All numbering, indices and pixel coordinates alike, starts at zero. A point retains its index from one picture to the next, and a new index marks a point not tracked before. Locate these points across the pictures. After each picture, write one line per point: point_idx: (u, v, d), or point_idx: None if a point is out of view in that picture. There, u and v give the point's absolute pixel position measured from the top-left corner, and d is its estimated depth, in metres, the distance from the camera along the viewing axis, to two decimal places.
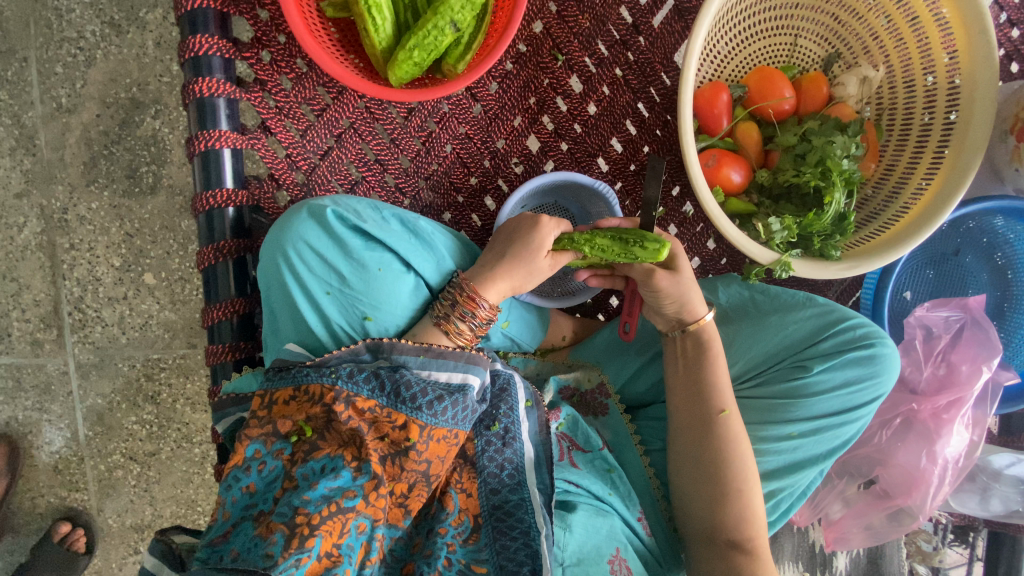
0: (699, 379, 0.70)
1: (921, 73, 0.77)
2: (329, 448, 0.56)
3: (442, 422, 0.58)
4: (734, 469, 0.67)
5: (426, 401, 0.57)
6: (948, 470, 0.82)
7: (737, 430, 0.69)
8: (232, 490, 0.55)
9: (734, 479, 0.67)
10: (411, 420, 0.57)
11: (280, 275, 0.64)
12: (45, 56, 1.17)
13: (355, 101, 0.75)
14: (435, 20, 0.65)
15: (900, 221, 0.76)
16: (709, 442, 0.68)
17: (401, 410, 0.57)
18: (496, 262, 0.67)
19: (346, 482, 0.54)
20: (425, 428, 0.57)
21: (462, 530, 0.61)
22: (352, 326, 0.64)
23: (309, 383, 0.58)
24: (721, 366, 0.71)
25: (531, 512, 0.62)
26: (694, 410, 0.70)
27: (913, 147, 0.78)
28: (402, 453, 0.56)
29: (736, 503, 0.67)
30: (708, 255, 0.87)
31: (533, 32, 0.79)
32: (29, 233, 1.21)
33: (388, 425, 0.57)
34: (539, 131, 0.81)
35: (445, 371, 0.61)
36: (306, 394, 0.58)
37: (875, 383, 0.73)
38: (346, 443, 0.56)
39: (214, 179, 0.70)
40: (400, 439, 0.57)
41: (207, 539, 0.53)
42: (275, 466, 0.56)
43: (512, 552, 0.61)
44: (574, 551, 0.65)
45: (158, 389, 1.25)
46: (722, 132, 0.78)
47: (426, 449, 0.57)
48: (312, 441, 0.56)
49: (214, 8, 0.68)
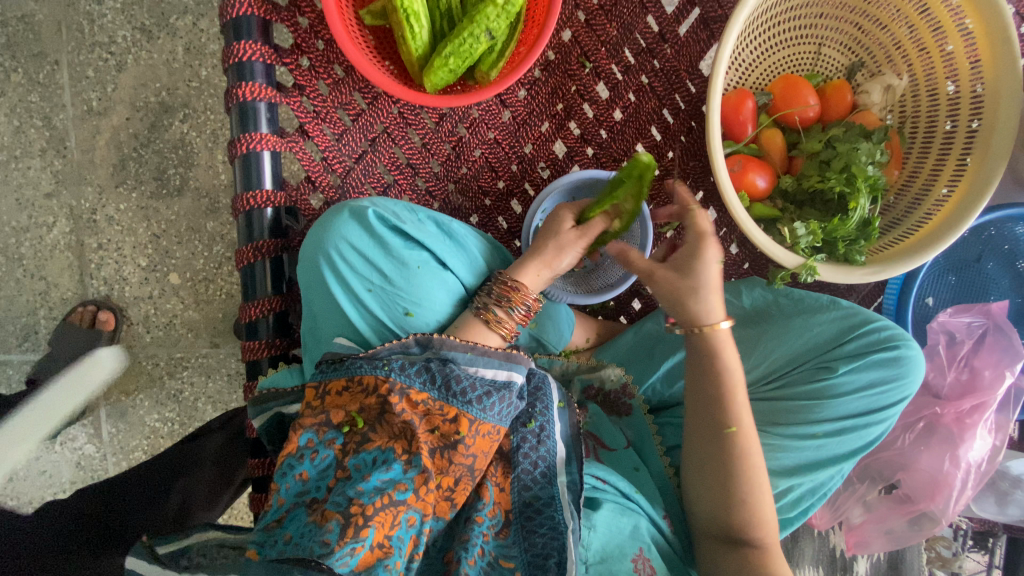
0: (708, 388, 0.66)
1: (944, 81, 0.79)
2: (380, 440, 0.60)
3: (489, 418, 0.62)
4: (744, 473, 0.64)
5: (476, 396, 0.62)
6: (971, 475, 0.82)
7: (749, 434, 0.65)
8: (287, 477, 0.58)
9: (740, 487, 0.64)
10: (462, 414, 0.61)
11: (322, 275, 0.68)
12: (77, 60, 1.20)
13: (389, 106, 0.77)
14: (471, 28, 0.66)
15: (924, 227, 0.76)
16: (716, 448, 0.65)
17: (453, 404, 0.61)
18: (528, 252, 0.73)
19: (397, 474, 0.58)
20: (474, 422, 0.61)
21: (496, 523, 0.63)
22: (394, 321, 0.68)
23: (361, 374, 0.62)
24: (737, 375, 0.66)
25: (560, 508, 0.63)
26: (706, 415, 0.66)
27: (937, 155, 0.80)
28: (451, 447, 0.60)
29: (744, 507, 0.64)
30: (731, 259, 0.89)
31: (561, 40, 0.81)
32: (58, 233, 1.23)
33: (439, 419, 0.61)
34: (565, 137, 0.83)
35: (491, 368, 0.64)
36: (359, 385, 0.62)
37: (900, 385, 0.73)
38: (397, 436, 0.60)
39: (254, 180, 0.72)
40: (450, 433, 0.61)
41: (263, 524, 0.57)
42: (328, 455, 0.60)
43: (541, 548, 0.62)
44: (599, 548, 0.66)
45: (181, 387, 1.27)
46: (747, 138, 0.80)
47: (473, 443, 0.61)
48: (364, 433, 0.60)
49: (257, 16, 0.70)
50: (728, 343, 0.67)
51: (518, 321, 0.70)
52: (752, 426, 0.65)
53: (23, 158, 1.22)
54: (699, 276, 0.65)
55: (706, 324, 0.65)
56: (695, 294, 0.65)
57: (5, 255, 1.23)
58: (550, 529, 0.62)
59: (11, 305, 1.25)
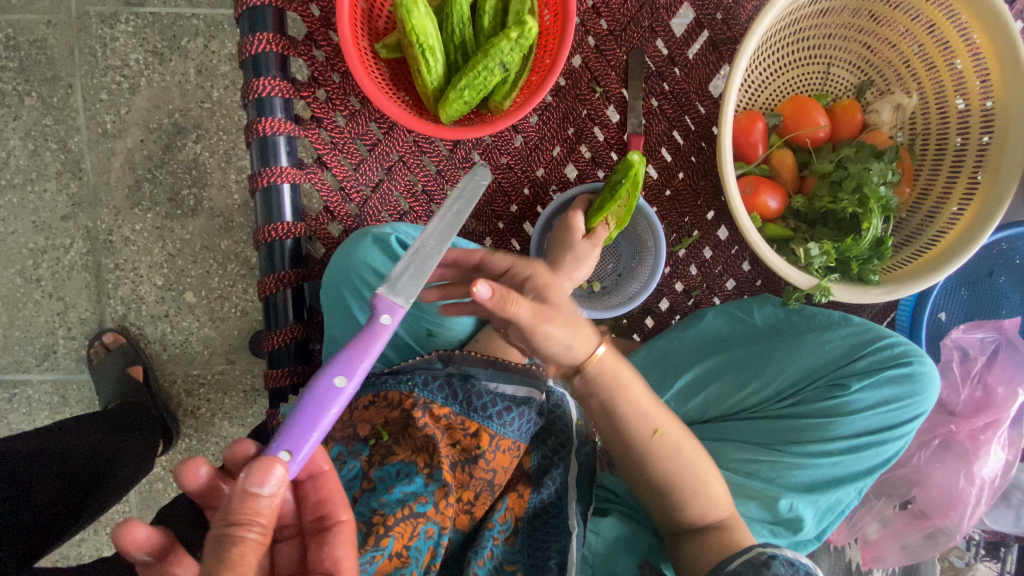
0: (620, 409, 0.57)
1: (954, 98, 0.79)
2: (404, 453, 0.62)
3: (509, 433, 0.63)
4: (679, 470, 0.59)
5: (497, 410, 0.63)
6: (985, 490, 0.83)
7: (675, 436, 0.59)
8: None
9: (671, 492, 0.60)
10: (482, 428, 0.62)
11: (346, 302, 0.69)
12: (90, 84, 1.22)
13: (404, 136, 0.78)
14: (485, 62, 0.68)
15: (938, 245, 0.77)
16: (649, 458, 0.59)
17: (473, 418, 0.63)
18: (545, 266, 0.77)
19: (419, 487, 0.60)
20: (494, 437, 0.63)
21: (506, 529, 0.64)
22: (420, 341, 0.72)
23: (387, 390, 0.64)
24: (626, 401, 0.57)
25: (567, 516, 0.64)
26: (626, 436, 0.59)
27: (948, 171, 0.80)
28: (472, 460, 0.62)
29: (683, 508, 0.60)
30: (743, 277, 0.89)
31: (572, 66, 0.82)
32: (74, 254, 1.25)
33: (460, 433, 0.63)
34: (577, 160, 0.84)
35: (511, 384, 0.65)
36: (385, 400, 0.64)
37: (915, 402, 0.73)
38: (419, 450, 0.62)
39: (275, 213, 0.73)
40: (470, 447, 0.62)
41: None
42: (355, 466, 0.62)
43: (542, 547, 0.63)
44: (604, 551, 0.70)
45: (198, 404, 1.30)
46: (758, 159, 0.80)
47: (493, 458, 0.62)
48: (388, 446, 0.63)
49: (276, 52, 0.72)
50: (614, 372, 0.56)
51: None
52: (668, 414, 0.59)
53: (39, 181, 1.24)
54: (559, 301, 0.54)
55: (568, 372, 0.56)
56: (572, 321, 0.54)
57: (22, 276, 1.25)
58: (555, 531, 0.64)
59: (29, 326, 1.27)
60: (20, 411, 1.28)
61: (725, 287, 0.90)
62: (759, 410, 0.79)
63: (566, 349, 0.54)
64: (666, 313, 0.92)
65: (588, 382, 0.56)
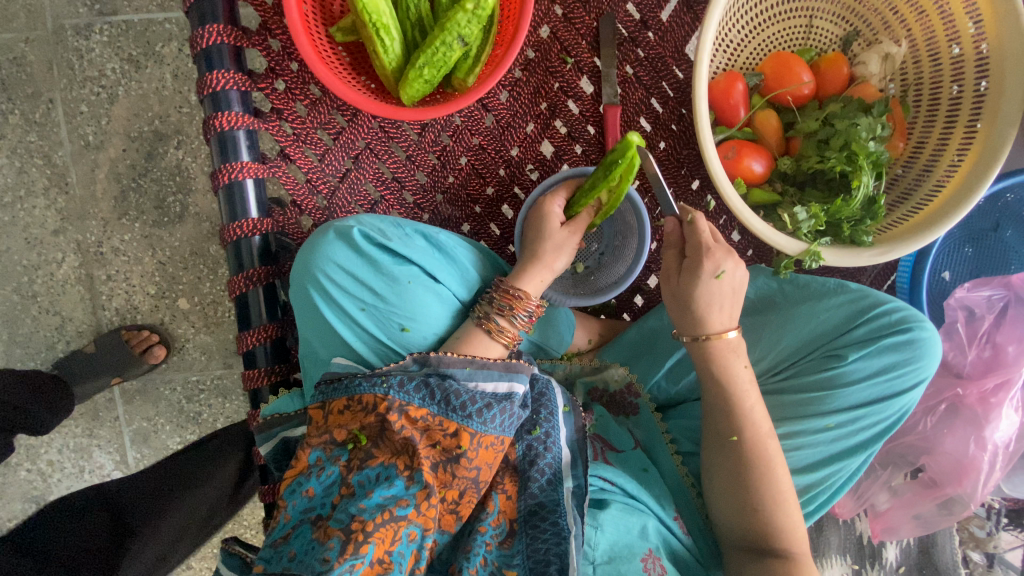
0: (711, 396, 0.67)
1: (946, 43, 0.74)
2: (383, 456, 0.58)
3: (492, 430, 0.59)
4: (754, 483, 0.63)
5: (476, 409, 0.59)
6: (999, 456, 0.79)
7: (756, 450, 0.63)
8: (294, 493, 0.58)
9: (758, 497, 0.62)
10: (462, 428, 0.58)
11: (311, 299, 0.66)
12: (70, 97, 1.20)
13: (369, 122, 0.76)
14: (442, 36, 0.65)
15: (933, 202, 0.72)
16: (727, 459, 0.65)
17: (452, 419, 0.58)
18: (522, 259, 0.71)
19: (400, 491, 0.56)
20: (475, 436, 0.58)
21: (499, 532, 0.61)
22: (393, 341, 0.66)
23: (360, 393, 0.60)
24: (746, 387, 0.66)
25: (563, 514, 0.61)
26: (712, 428, 0.67)
27: (944, 120, 0.75)
28: (454, 461, 0.58)
29: (759, 515, 0.62)
30: (733, 247, 0.85)
31: (540, 37, 0.79)
32: (68, 268, 1.25)
33: (440, 434, 0.58)
34: (552, 136, 0.81)
35: (492, 381, 0.62)
36: (359, 403, 0.59)
37: (915, 367, 0.69)
38: (399, 452, 0.58)
39: (240, 209, 0.72)
40: (451, 447, 0.58)
41: (270, 540, 0.56)
42: (333, 472, 0.59)
43: (543, 554, 0.59)
44: (608, 548, 0.63)
45: (200, 410, 1.29)
46: (740, 122, 0.76)
47: (476, 456, 0.59)
48: (367, 449, 0.59)
49: (228, 44, 0.69)
50: (733, 354, 0.66)
51: (521, 328, 0.68)
52: (758, 430, 0.64)
53: (28, 198, 1.23)
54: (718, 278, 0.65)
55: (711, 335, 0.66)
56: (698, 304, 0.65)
57: (18, 293, 1.25)
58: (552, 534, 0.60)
59: (29, 342, 1.26)
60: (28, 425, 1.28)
61: None
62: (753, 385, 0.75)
63: (722, 310, 0.66)
64: (656, 290, 0.89)
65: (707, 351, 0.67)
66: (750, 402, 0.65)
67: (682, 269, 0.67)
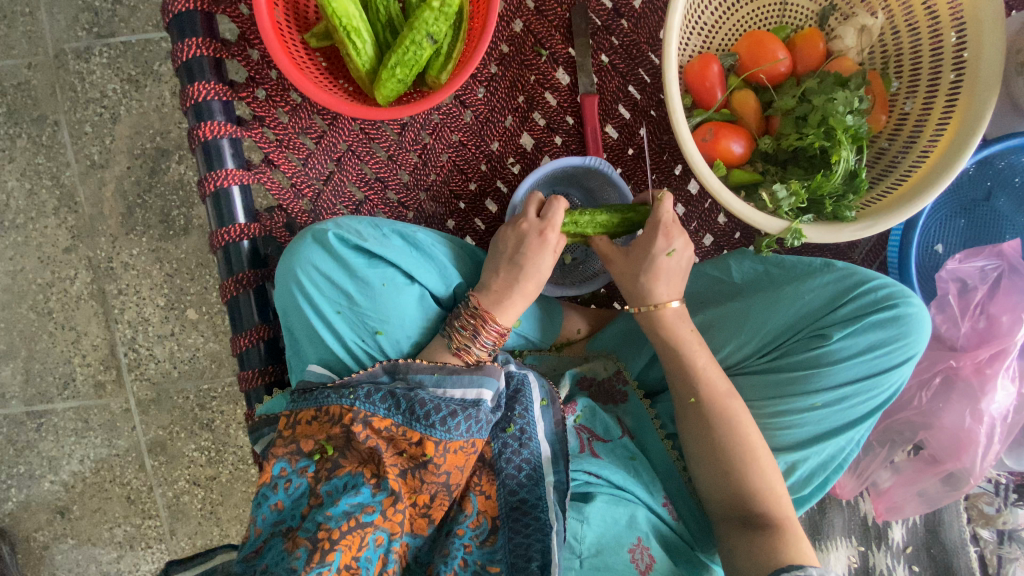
0: (668, 362, 0.69)
1: (923, 13, 0.73)
2: (350, 465, 0.59)
3: (457, 436, 0.60)
4: (725, 442, 0.64)
5: (439, 417, 0.59)
6: (997, 428, 0.79)
7: (716, 410, 0.65)
8: (262, 507, 0.59)
9: (731, 459, 0.64)
10: (425, 437, 0.59)
11: (292, 302, 0.67)
12: (74, 118, 1.21)
13: (350, 125, 0.78)
14: (412, 35, 0.66)
15: (917, 172, 0.71)
16: (693, 422, 0.67)
17: (416, 428, 0.59)
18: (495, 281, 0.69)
19: (366, 498, 0.57)
20: (440, 443, 0.59)
21: (480, 532, 0.61)
22: (364, 340, 0.67)
23: (328, 404, 0.61)
24: (696, 346, 0.68)
25: (546, 510, 0.61)
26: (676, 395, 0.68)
27: (926, 90, 0.74)
28: (421, 467, 0.59)
29: (738, 477, 0.63)
30: (720, 230, 0.86)
31: (513, 31, 0.80)
32: (80, 284, 1.24)
33: (405, 442, 0.60)
34: (531, 128, 0.82)
35: (460, 387, 0.63)
36: (327, 415, 0.61)
37: (902, 345, 0.68)
38: (366, 461, 0.60)
39: (227, 216, 0.74)
40: (417, 455, 0.60)
41: (242, 554, 0.57)
42: (301, 484, 0.60)
43: (524, 549, 0.60)
44: (592, 541, 0.65)
45: (212, 416, 1.28)
46: (717, 104, 0.76)
47: (444, 461, 0.59)
48: (335, 459, 0.60)
49: (207, 56, 0.72)
50: (680, 320, 0.69)
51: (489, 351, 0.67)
52: (718, 389, 0.66)
53: (39, 218, 1.23)
54: (649, 262, 0.69)
55: (656, 303, 0.69)
56: (649, 274, 0.69)
57: (35, 310, 1.25)
58: (534, 529, 0.61)
59: (46, 358, 1.26)
60: (48, 440, 1.27)
61: (703, 244, 0.86)
62: (741, 368, 0.74)
63: (669, 281, 0.70)
64: None
65: (653, 315, 0.70)
66: (703, 358, 0.68)
67: (637, 244, 0.70)
